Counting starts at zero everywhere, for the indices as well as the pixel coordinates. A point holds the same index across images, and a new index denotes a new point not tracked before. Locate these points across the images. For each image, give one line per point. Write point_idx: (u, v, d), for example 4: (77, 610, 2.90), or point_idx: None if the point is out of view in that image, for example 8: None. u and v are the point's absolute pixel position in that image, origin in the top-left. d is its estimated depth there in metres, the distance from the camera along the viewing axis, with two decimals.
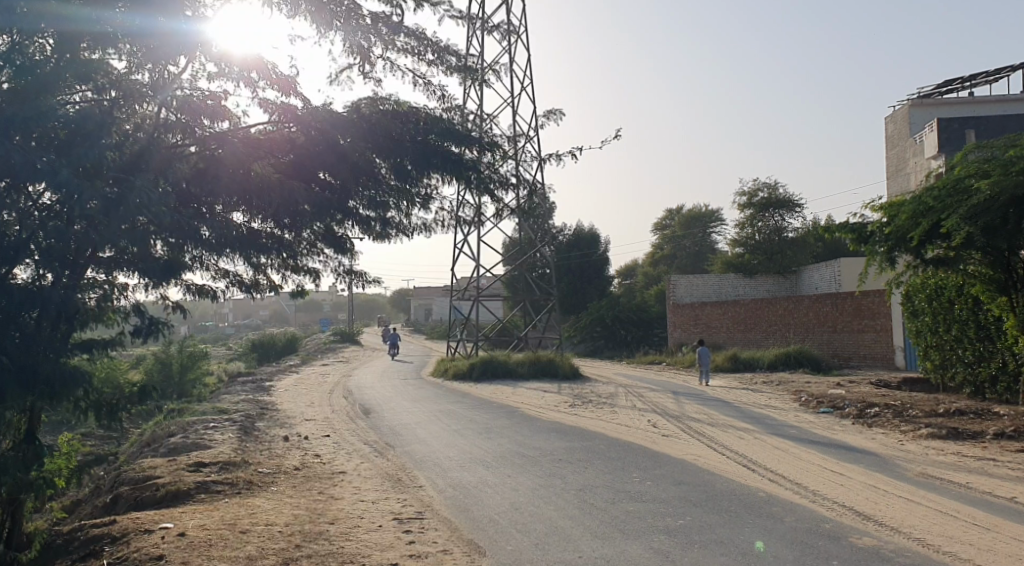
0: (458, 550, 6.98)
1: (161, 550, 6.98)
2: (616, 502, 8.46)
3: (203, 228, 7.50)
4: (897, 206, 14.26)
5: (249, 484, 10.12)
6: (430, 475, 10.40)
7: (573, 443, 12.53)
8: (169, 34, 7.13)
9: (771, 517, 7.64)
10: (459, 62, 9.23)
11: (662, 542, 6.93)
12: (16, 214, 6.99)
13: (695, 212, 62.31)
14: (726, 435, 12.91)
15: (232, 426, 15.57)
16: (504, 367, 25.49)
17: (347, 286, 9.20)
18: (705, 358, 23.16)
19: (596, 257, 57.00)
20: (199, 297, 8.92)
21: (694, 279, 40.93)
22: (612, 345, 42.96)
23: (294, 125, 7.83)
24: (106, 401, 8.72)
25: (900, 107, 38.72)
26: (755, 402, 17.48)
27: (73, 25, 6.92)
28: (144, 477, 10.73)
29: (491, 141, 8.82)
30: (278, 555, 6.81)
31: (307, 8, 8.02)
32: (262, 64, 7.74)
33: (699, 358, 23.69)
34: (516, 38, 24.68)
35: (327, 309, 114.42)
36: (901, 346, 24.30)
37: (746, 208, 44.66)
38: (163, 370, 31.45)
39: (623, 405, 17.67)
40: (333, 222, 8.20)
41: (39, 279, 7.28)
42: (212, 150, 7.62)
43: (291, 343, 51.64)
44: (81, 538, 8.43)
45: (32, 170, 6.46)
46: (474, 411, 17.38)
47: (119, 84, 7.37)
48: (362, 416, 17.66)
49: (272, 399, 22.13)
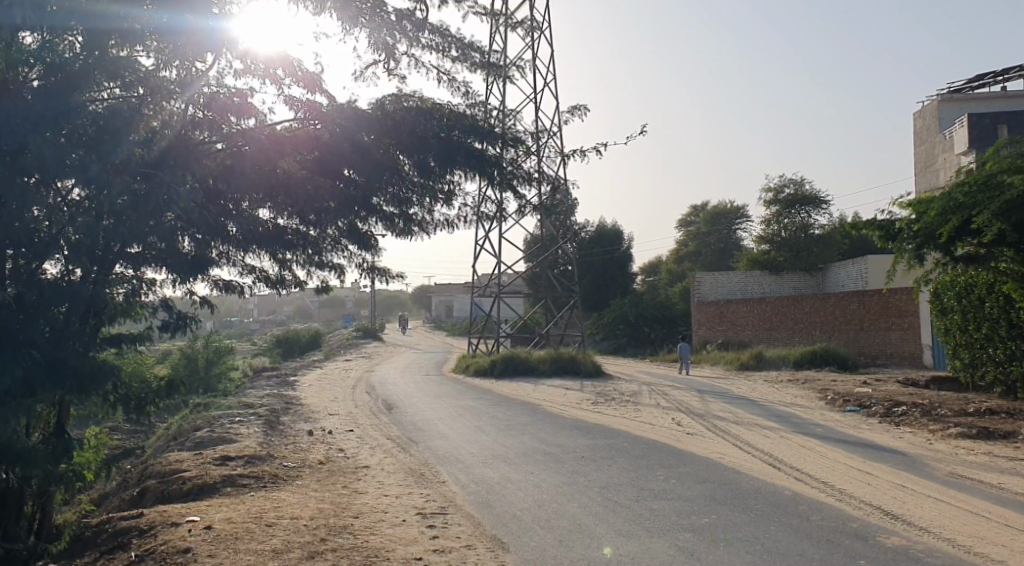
0: (483, 546, 6.97)
1: (188, 544, 7.05)
2: (641, 499, 8.40)
3: (231, 225, 7.72)
4: (926, 202, 14.01)
5: (275, 478, 10.19)
6: (453, 471, 10.41)
7: (597, 441, 12.48)
8: (197, 32, 7.17)
9: (797, 515, 7.58)
10: (483, 58, 9.18)
11: (688, 541, 6.87)
12: (45, 210, 6.91)
13: (720, 209, 61.76)
14: (753, 433, 12.79)
15: (257, 421, 15.65)
16: (526, 365, 25.49)
17: (370, 282, 9.25)
18: (687, 352, 26.71)
19: (620, 255, 56.86)
20: (226, 292, 9.00)
21: (720, 276, 40.65)
22: (635, 342, 42.74)
23: (319, 123, 7.86)
24: (134, 396, 8.83)
25: (930, 102, 38.14)
26: (780, 401, 17.31)
27: (103, 22, 6.97)
28: (171, 470, 10.85)
29: (515, 135, 8.68)
30: (304, 549, 6.85)
31: (332, 5, 8.06)
32: (287, 60, 7.77)
33: (684, 352, 26.99)
34: (541, 33, 24.49)
35: (351, 305, 115.26)
36: (929, 345, 24.04)
37: (772, 205, 44.19)
38: (188, 364, 31.80)
39: (647, 403, 17.57)
40: (357, 218, 8.19)
41: (68, 275, 7.42)
42: (238, 147, 7.80)
43: (315, 340, 52.00)
44: (109, 530, 8.53)
45: (61, 165, 6.56)
46: (494, 408, 17.30)
47: (147, 81, 7.32)
48: (384, 411, 17.69)
49: (295, 394, 22.22)
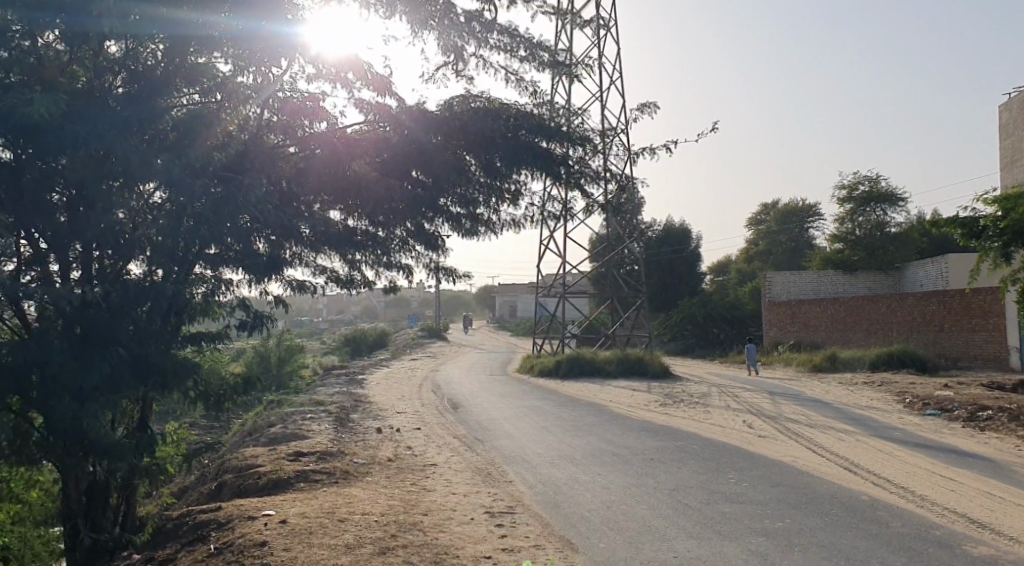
0: (551, 546, 6.96)
1: (264, 537, 7.23)
2: (713, 502, 8.27)
3: (303, 227, 7.95)
4: (1013, 198, 13.40)
5: (345, 474, 10.37)
6: (521, 471, 10.43)
7: (665, 442, 12.34)
8: (271, 37, 7.27)
9: (876, 522, 7.35)
10: (551, 57, 9.19)
11: (761, 545, 6.73)
12: (128, 213, 7.10)
13: (791, 207, 60.31)
14: (827, 436, 12.46)
15: (328, 418, 15.97)
16: (592, 365, 25.38)
17: (437, 282, 9.34)
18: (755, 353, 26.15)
19: (688, 254, 56.12)
20: (299, 292, 9.20)
21: (792, 276, 39.72)
22: (703, 343, 42.16)
23: (388, 125, 7.95)
24: (214, 392, 9.12)
25: (1016, 93, 36.52)
26: (856, 404, 16.82)
27: (183, 30, 7.10)
28: (247, 465, 11.15)
29: (582, 134, 8.64)
30: (375, 545, 6.95)
31: (403, 8, 8.13)
32: (357, 64, 7.90)
33: (751, 353, 26.48)
34: (608, 31, 24.30)
35: (418, 305, 116.66)
36: (1016, 347, 23.04)
37: (846, 202, 42.91)
38: (261, 362, 32.67)
39: (716, 404, 17.28)
40: (424, 219, 8.32)
41: (150, 275, 7.66)
42: (310, 150, 7.95)
43: (382, 339, 52.82)
44: (190, 523, 8.81)
45: (145, 168, 6.69)
46: (561, 408, 17.28)
47: (225, 87, 7.58)
48: (451, 410, 17.85)
49: (364, 392, 22.59)
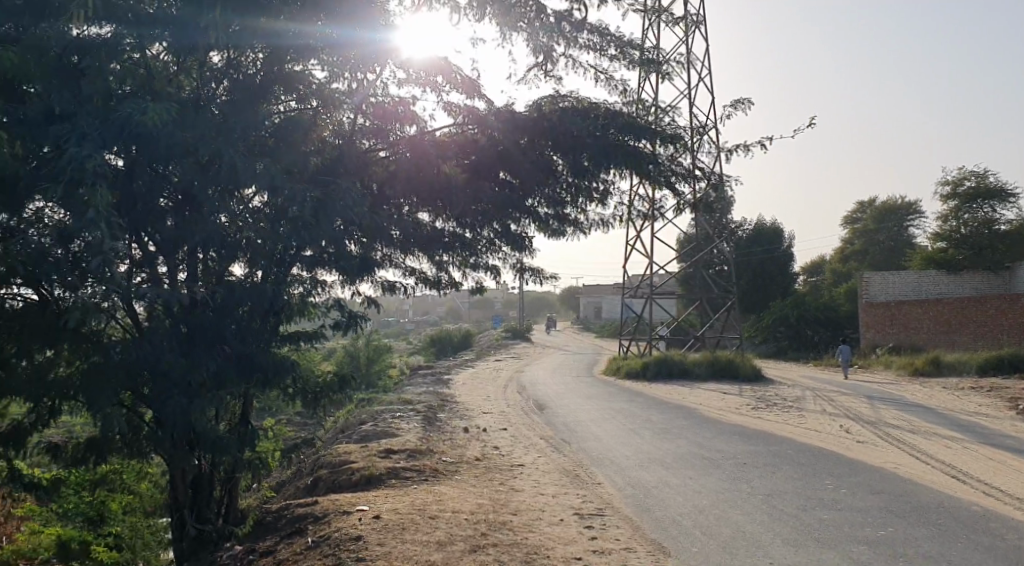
0: (643, 549, 6.90)
1: (359, 532, 7.39)
2: (810, 509, 8.02)
3: (394, 230, 8.15)
4: None
5: (435, 472, 10.53)
6: (609, 473, 10.36)
7: (758, 447, 12.05)
8: (363, 44, 7.52)
9: (988, 533, 6.99)
10: (642, 55, 9.09)
11: (863, 554, 6.49)
12: (228, 216, 7.39)
13: (889, 205, 58.01)
14: (931, 443, 11.93)
15: (417, 417, 16.26)
16: (680, 367, 25.03)
17: (524, 283, 9.37)
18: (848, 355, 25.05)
19: (779, 255, 54.72)
20: (390, 292, 9.38)
21: (890, 276, 38.13)
22: (796, 346, 41.06)
23: (475, 127, 8.12)
24: (311, 389, 9.41)
25: None
26: (962, 409, 16.04)
27: (281, 40, 7.25)
28: (340, 461, 11.45)
29: (672, 132, 8.54)
30: (466, 542, 7.02)
31: (492, 11, 8.22)
32: (447, 67, 8.02)
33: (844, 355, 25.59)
34: (696, 27, 23.89)
35: (503, 306, 117.52)
36: None
37: (949, 199, 40.55)
38: (351, 362, 33.52)
39: (811, 409, 16.76)
40: (510, 220, 8.37)
41: (250, 276, 7.93)
42: (401, 153, 8.20)
43: (468, 339, 53.45)
44: (289, 516, 9.11)
45: (246, 173, 6.84)
46: (649, 410, 17.10)
47: (321, 94, 7.75)
48: (537, 411, 17.89)
49: (451, 392, 22.90)
